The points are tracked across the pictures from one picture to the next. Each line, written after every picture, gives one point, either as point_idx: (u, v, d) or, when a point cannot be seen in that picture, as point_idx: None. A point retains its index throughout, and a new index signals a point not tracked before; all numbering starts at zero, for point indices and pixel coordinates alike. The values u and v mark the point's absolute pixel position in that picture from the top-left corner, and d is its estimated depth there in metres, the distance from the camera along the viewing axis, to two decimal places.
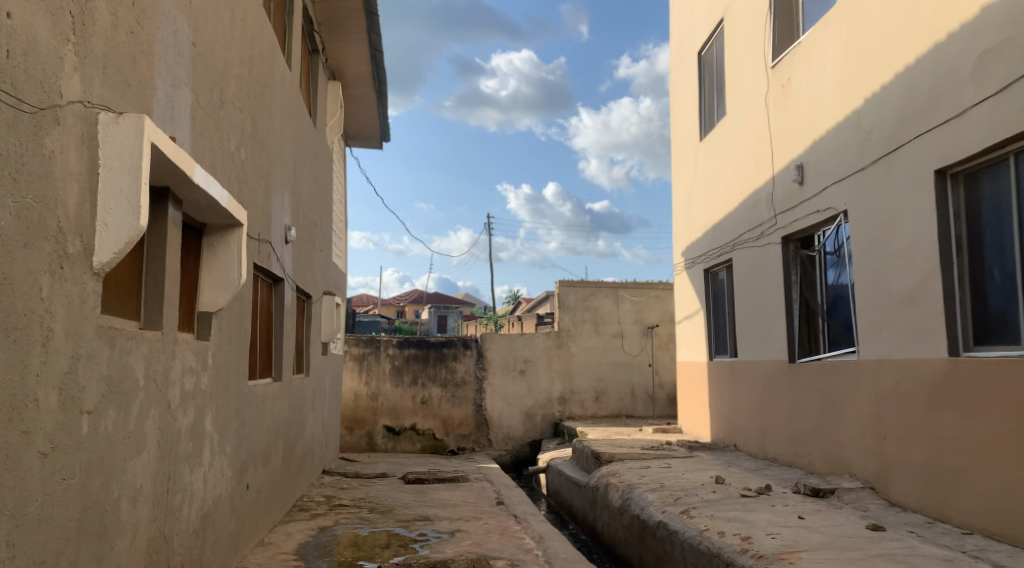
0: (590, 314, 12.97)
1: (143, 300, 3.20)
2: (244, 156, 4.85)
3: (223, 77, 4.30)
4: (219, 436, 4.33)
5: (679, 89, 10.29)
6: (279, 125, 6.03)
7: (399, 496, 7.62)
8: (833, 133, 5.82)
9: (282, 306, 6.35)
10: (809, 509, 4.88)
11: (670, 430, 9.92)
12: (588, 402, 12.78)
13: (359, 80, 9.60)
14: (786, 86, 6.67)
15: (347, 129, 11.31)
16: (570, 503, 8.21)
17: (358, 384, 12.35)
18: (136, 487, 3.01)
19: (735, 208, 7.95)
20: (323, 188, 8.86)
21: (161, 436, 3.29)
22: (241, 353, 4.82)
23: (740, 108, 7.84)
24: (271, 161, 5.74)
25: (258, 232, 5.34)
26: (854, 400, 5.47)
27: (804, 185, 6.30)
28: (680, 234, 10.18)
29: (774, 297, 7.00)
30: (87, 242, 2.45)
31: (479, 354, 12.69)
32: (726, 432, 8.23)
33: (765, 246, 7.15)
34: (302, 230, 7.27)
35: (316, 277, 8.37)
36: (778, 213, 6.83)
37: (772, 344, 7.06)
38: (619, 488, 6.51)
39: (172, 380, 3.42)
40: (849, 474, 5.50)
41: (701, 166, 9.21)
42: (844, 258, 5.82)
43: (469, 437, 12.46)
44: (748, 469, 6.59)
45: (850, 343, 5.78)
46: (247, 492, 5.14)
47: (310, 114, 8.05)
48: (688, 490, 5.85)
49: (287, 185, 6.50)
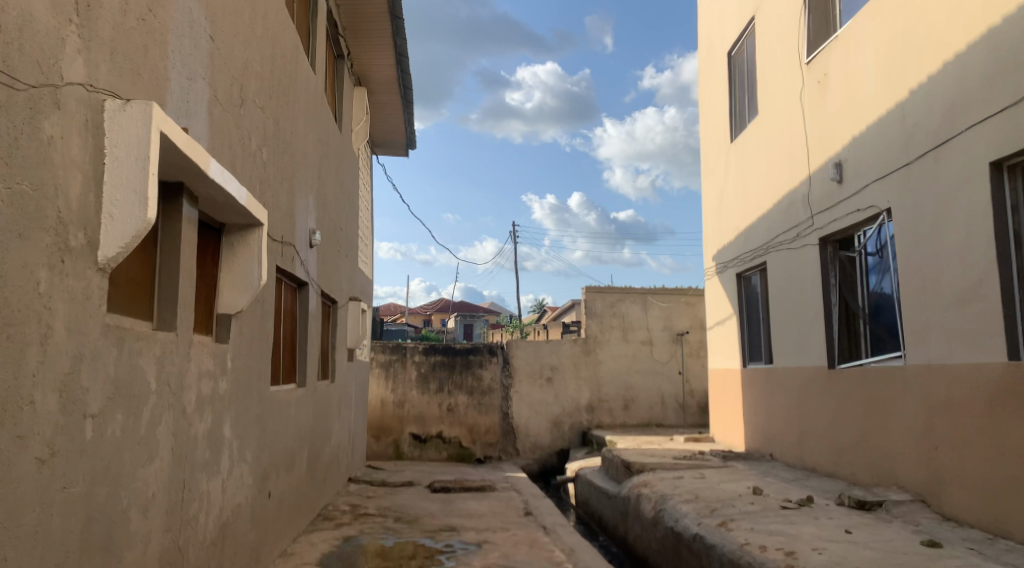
0: (619, 320, 12.72)
1: (156, 300, 3.07)
2: (265, 156, 4.74)
3: (243, 74, 4.19)
4: (238, 443, 4.20)
5: (709, 90, 10.03)
6: (302, 127, 5.92)
7: (425, 505, 7.45)
8: (875, 128, 5.55)
9: (306, 310, 6.23)
10: (855, 523, 4.62)
11: (703, 439, 9.63)
12: (617, 411, 12.51)
13: (385, 85, 9.51)
14: (822, 82, 6.41)
15: (373, 136, 11.24)
16: (600, 514, 7.96)
17: (384, 391, 12.27)
18: (148, 496, 2.87)
19: (770, 210, 7.67)
20: (348, 193, 8.76)
21: (175, 443, 3.16)
22: (262, 358, 4.69)
23: (773, 107, 7.58)
24: (294, 163, 5.63)
25: (281, 234, 5.22)
26: (902, 408, 5.18)
27: (843, 183, 6.03)
28: (711, 238, 9.91)
29: (811, 301, 6.71)
30: (92, 236, 2.33)
31: (505, 362, 12.51)
32: (762, 442, 7.93)
33: (802, 248, 6.87)
34: (326, 234, 7.16)
35: (341, 282, 8.26)
36: (815, 213, 6.56)
37: (810, 350, 6.77)
38: (652, 499, 6.27)
39: (187, 383, 3.29)
40: (897, 486, 5.21)
41: (732, 168, 8.95)
42: (887, 258, 5.54)
43: (496, 446, 12.25)
44: (787, 480, 6.31)
45: (895, 348, 5.49)
46: (269, 500, 5.00)
47: (335, 118, 7.95)
48: (725, 501, 5.59)
49: (311, 188, 6.39)
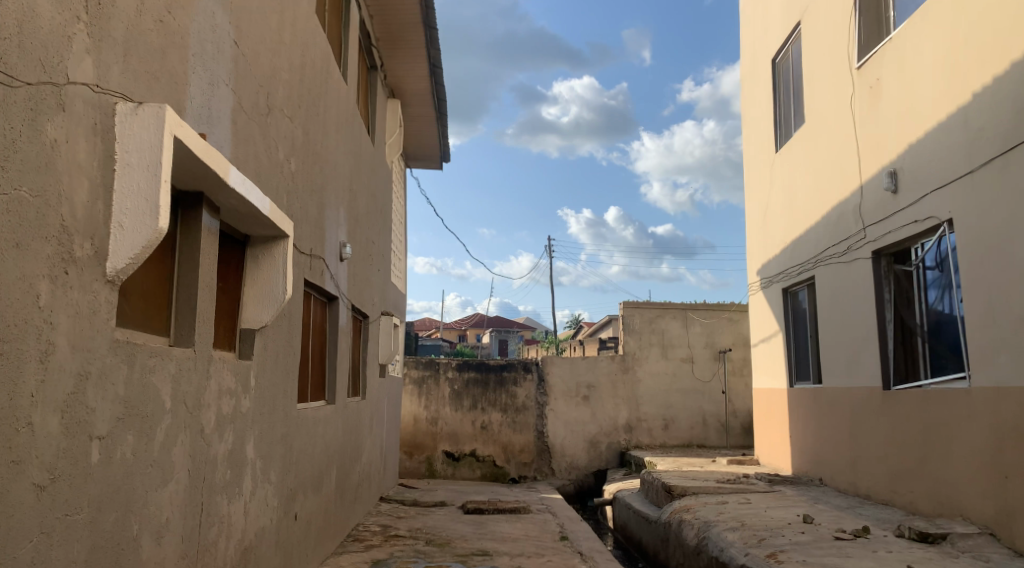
0: (658, 337, 12.39)
1: (173, 315, 2.94)
2: (294, 168, 4.62)
3: (270, 82, 4.07)
4: (263, 463, 4.04)
5: (752, 99, 9.75)
6: (333, 138, 5.81)
7: (457, 527, 7.23)
8: (934, 134, 5.23)
9: (336, 326, 6.09)
10: (918, 557, 4.28)
11: (746, 461, 9.25)
12: (656, 430, 12.15)
13: (419, 98, 9.42)
14: (875, 87, 6.11)
15: (407, 150, 11.17)
16: (639, 539, 7.66)
17: (417, 408, 12.12)
18: (161, 523, 2.71)
19: (818, 222, 7.35)
20: (381, 207, 8.65)
21: (192, 465, 3.01)
22: (289, 375, 4.55)
23: (821, 114, 7.28)
24: (324, 175, 5.52)
25: (311, 248, 5.09)
26: (967, 433, 4.83)
27: (899, 193, 5.70)
28: (754, 251, 9.58)
29: (864, 318, 6.37)
30: (100, 246, 2.18)
31: (540, 378, 12.27)
32: (811, 466, 7.54)
33: (853, 262, 6.53)
34: (358, 248, 7.04)
35: (373, 298, 8.14)
36: (868, 225, 6.24)
37: (862, 370, 6.42)
38: (694, 525, 5.97)
39: (206, 402, 3.14)
40: (963, 518, 4.84)
41: (777, 179, 8.64)
42: (948, 272, 5.20)
43: (531, 465, 11.99)
44: (839, 508, 5.95)
45: (958, 368, 5.13)
46: (296, 523, 4.84)
47: (368, 130, 7.86)
48: (773, 530, 5.27)
49: (343, 201, 6.27)
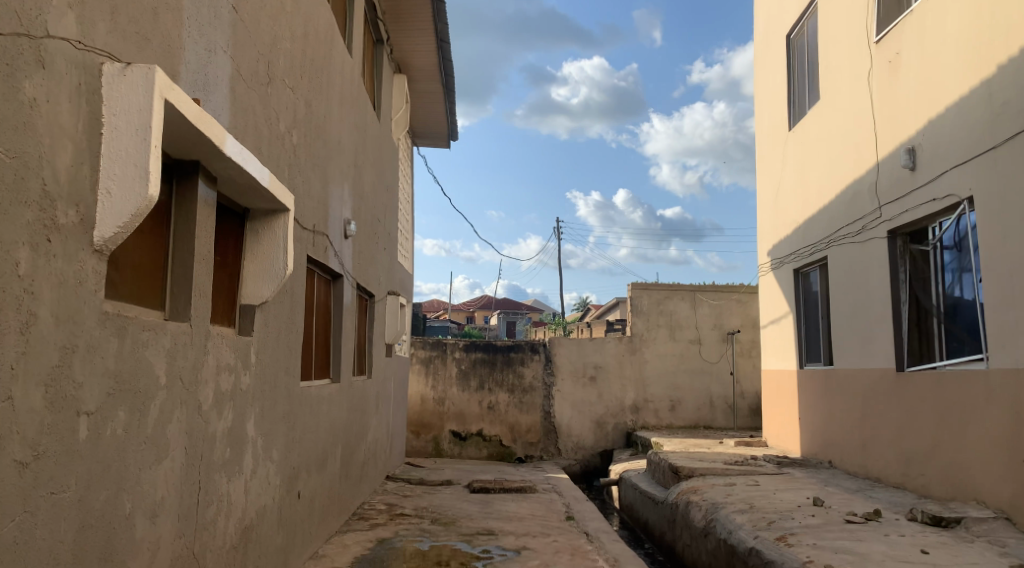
0: (666, 318, 12.27)
1: (169, 288, 2.86)
2: (296, 141, 4.52)
3: (270, 51, 3.96)
4: (264, 441, 3.98)
5: (765, 77, 9.56)
6: (337, 113, 5.70)
7: (463, 506, 7.20)
8: (955, 109, 5.07)
9: (341, 303, 6.02)
10: (932, 541, 4.19)
11: (754, 443, 9.17)
12: (663, 411, 12.08)
13: (426, 73, 9.27)
14: (894, 62, 5.94)
15: (414, 127, 11.04)
16: (645, 520, 7.60)
17: (424, 388, 12.08)
18: (156, 501, 2.65)
19: (832, 201, 7.20)
20: (387, 184, 8.55)
21: (189, 442, 2.94)
22: (292, 351, 4.48)
23: (836, 91, 7.11)
24: (328, 150, 5.41)
25: (313, 223, 5.00)
26: (984, 416, 4.71)
27: (916, 170, 5.55)
28: (765, 232, 9.43)
29: (878, 298, 6.23)
30: (86, 213, 2.09)
31: (548, 359, 12.20)
32: (821, 448, 7.45)
33: (868, 242, 6.39)
34: (363, 226, 6.95)
35: (379, 276, 8.06)
36: (883, 204, 6.09)
37: (875, 352, 6.29)
38: (702, 507, 5.89)
39: (203, 378, 3.07)
40: (977, 502, 4.74)
41: (790, 158, 8.47)
42: (967, 252, 5.06)
43: (537, 445, 11.96)
44: (849, 491, 5.87)
45: (975, 350, 5.00)
46: (299, 501, 4.79)
47: (373, 105, 7.73)
48: (782, 513, 5.19)
49: (347, 176, 6.17)
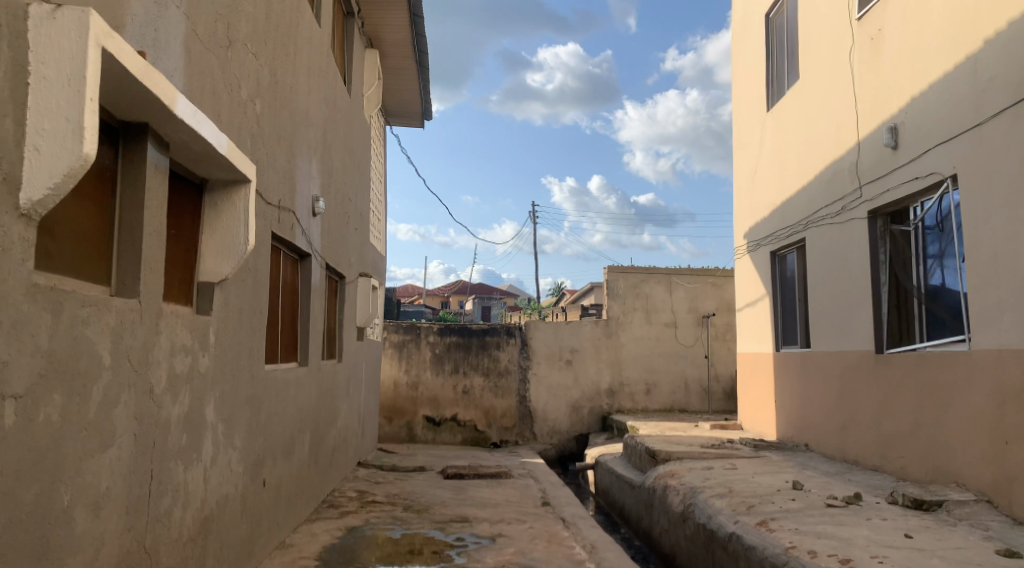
0: (642, 302, 12.18)
1: (115, 261, 2.63)
2: (259, 111, 4.27)
3: (230, 12, 3.71)
4: (225, 427, 3.77)
5: (743, 57, 9.44)
6: (305, 84, 5.44)
7: (436, 493, 7.03)
8: (940, 85, 4.97)
9: (309, 283, 5.79)
10: (915, 525, 4.12)
11: (730, 426, 9.13)
12: (639, 395, 12.03)
13: (398, 48, 8.99)
14: (876, 38, 5.82)
15: (387, 105, 10.75)
16: (622, 505, 7.51)
17: (397, 372, 11.87)
18: (98, 492, 2.45)
19: (811, 181, 7.11)
20: (359, 162, 8.30)
21: (139, 427, 2.73)
22: (255, 332, 4.26)
23: (816, 70, 6.99)
24: (294, 123, 5.17)
25: (278, 199, 4.77)
26: (965, 397, 4.65)
27: (899, 149, 5.46)
28: (742, 214, 9.34)
29: (857, 279, 6.16)
30: (10, 172, 1.88)
31: (523, 343, 12.05)
32: (797, 431, 7.41)
33: (847, 222, 6.31)
34: (333, 204, 6.70)
35: (350, 257, 7.82)
36: (864, 184, 6.00)
37: (854, 333, 6.23)
38: (680, 492, 5.80)
39: (155, 359, 2.85)
40: (957, 484, 4.69)
41: (768, 139, 8.38)
42: (949, 232, 4.98)
43: (513, 430, 11.82)
44: (827, 473, 5.81)
45: (957, 331, 4.94)
46: (264, 489, 4.59)
47: (344, 79, 7.47)
48: (762, 497, 5.10)
49: (315, 152, 5.92)
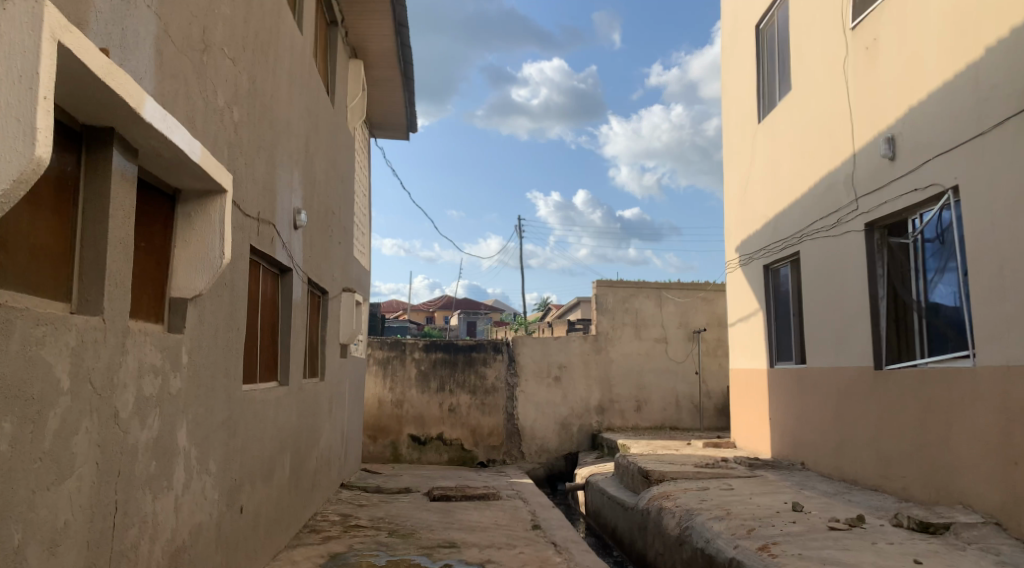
0: (631, 317, 12.03)
1: (77, 275, 2.42)
2: (237, 119, 4.08)
3: (206, 14, 3.53)
4: (199, 453, 3.55)
5: (733, 70, 9.37)
6: (286, 93, 5.27)
7: (422, 516, 6.80)
8: (940, 94, 4.87)
9: (290, 299, 5.58)
10: (924, 550, 3.95)
11: (722, 444, 8.97)
12: (629, 412, 11.85)
13: (383, 59, 8.84)
14: (871, 48, 5.74)
15: (371, 118, 10.58)
16: (614, 526, 7.30)
17: (382, 390, 11.62)
18: (55, 528, 2.22)
19: (805, 193, 7.00)
20: (343, 175, 8.11)
21: (102, 456, 2.50)
22: (232, 351, 4.04)
23: (809, 81, 6.91)
24: (275, 133, 4.98)
25: (258, 211, 4.57)
26: (970, 415, 4.51)
27: (896, 160, 5.36)
28: (733, 228, 9.24)
29: (854, 294, 6.04)
30: None
31: (510, 359, 11.85)
32: (792, 449, 7.25)
33: (843, 235, 6.20)
34: (316, 217, 6.51)
35: (334, 273, 7.61)
36: (860, 196, 5.89)
37: (851, 349, 6.09)
38: (676, 514, 5.60)
39: (122, 381, 2.63)
40: (964, 506, 4.54)
41: (760, 151, 8.29)
42: (951, 245, 4.86)
43: (500, 448, 11.59)
44: (827, 494, 5.65)
45: (959, 347, 4.81)
46: (242, 517, 4.35)
47: (327, 90, 7.29)
48: (762, 519, 4.92)
49: (297, 164, 5.72)
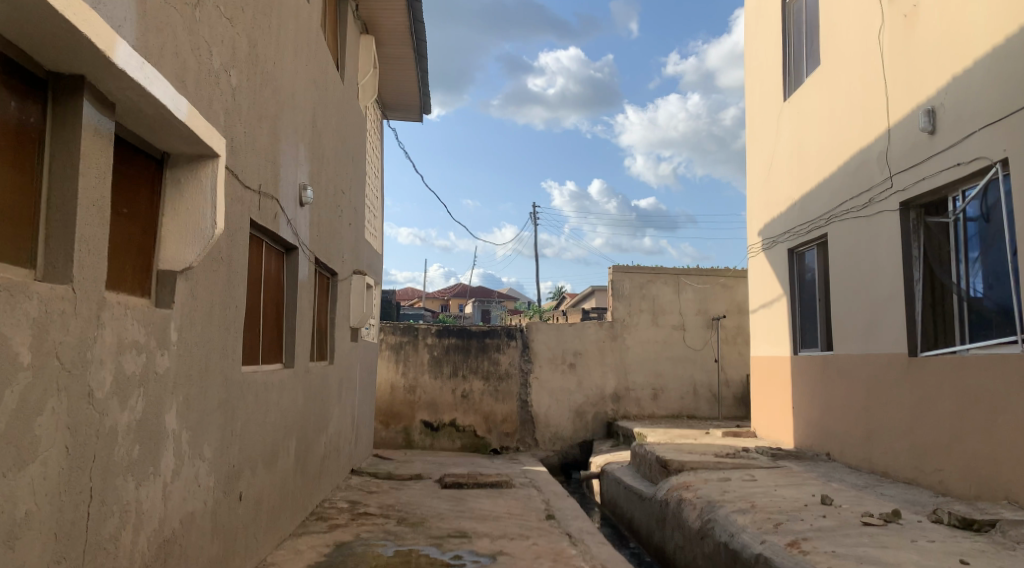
0: (648, 303, 11.74)
1: (42, 239, 2.20)
2: (235, 84, 3.84)
3: None
4: (191, 436, 3.33)
5: (757, 46, 9.02)
6: (290, 63, 5.01)
7: (433, 504, 6.58)
8: (987, 61, 4.55)
9: (295, 278, 5.35)
10: (969, 548, 3.67)
11: (743, 433, 8.68)
12: (645, 400, 11.58)
13: (395, 34, 8.56)
14: (910, 15, 5.40)
15: (384, 97, 10.32)
16: (631, 517, 7.05)
17: (394, 375, 11.41)
18: (14, 519, 2.01)
19: (834, 172, 6.67)
20: (353, 154, 7.86)
21: (73, 439, 2.29)
22: (229, 330, 3.82)
23: (840, 54, 6.57)
24: (278, 102, 4.74)
25: (259, 183, 4.33)
26: (1016, 405, 4.21)
27: (937, 133, 5.04)
28: (756, 210, 8.90)
29: (887, 277, 5.72)
30: None
31: (524, 345, 11.61)
32: (817, 439, 6.96)
33: (876, 215, 5.87)
34: (323, 194, 6.27)
35: (343, 254, 7.39)
36: (895, 173, 5.57)
37: (883, 335, 5.78)
38: (697, 506, 5.34)
39: (96, 357, 2.40)
40: (1009, 502, 4.25)
41: (785, 130, 7.94)
42: (997, 223, 4.54)
43: (513, 436, 11.38)
44: (857, 486, 5.36)
45: (1005, 333, 4.50)
46: (241, 504, 4.15)
47: (336, 64, 7.04)
48: (789, 513, 4.65)
49: (303, 137, 5.48)
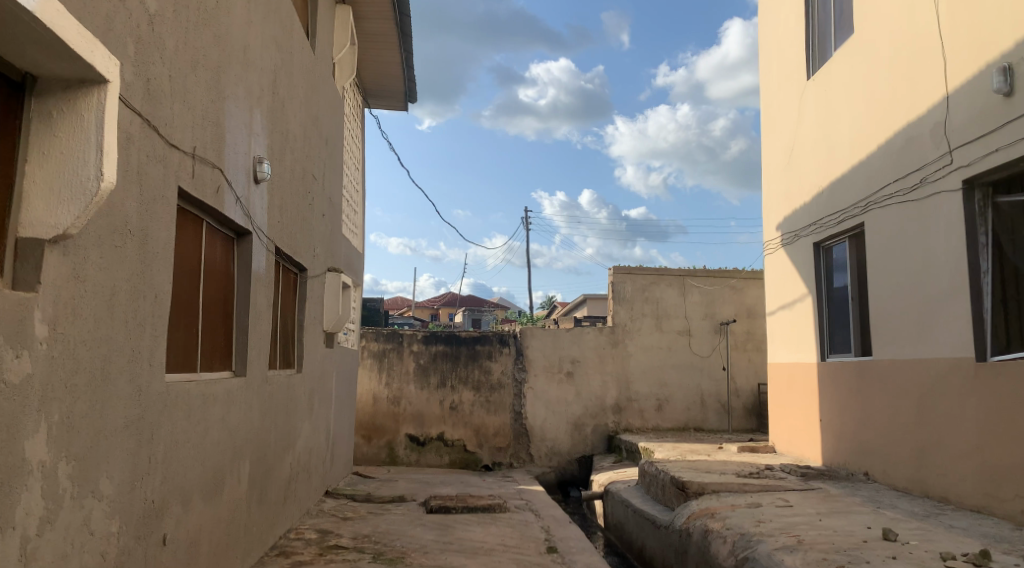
0: (652, 307, 10.91)
1: None
2: (153, 10, 2.98)
3: None
4: (78, 470, 2.46)
5: (774, 23, 8.27)
6: (241, 10, 4.16)
7: (415, 534, 5.69)
8: None
9: (248, 269, 4.47)
10: None
11: (761, 449, 7.85)
12: (649, 412, 10.73)
13: (375, 7, 7.73)
14: None
15: (364, 82, 9.47)
16: (642, 546, 6.18)
17: (376, 386, 10.53)
18: None
19: (873, 152, 5.88)
20: (327, 138, 7.02)
21: None
22: (143, 327, 2.95)
23: (879, 19, 5.79)
24: (224, 53, 3.89)
25: (193, 145, 3.48)
26: None
27: (1014, 95, 4.24)
28: (773, 201, 8.13)
29: (944, 268, 4.91)
30: None
31: (518, 352, 10.74)
32: (852, 457, 6.12)
33: (929, 197, 5.07)
34: (287, 176, 5.41)
35: (314, 247, 6.51)
36: (957, 148, 4.76)
37: (938, 337, 4.98)
38: (729, 538, 4.49)
39: None
40: None
41: (809, 111, 7.18)
42: None
43: (506, 450, 10.51)
44: (918, 516, 4.52)
45: None
46: (166, 549, 3.27)
47: (306, 32, 6.19)
48: (848, 553, 3.79)
49: (258, 103, 4.60)
